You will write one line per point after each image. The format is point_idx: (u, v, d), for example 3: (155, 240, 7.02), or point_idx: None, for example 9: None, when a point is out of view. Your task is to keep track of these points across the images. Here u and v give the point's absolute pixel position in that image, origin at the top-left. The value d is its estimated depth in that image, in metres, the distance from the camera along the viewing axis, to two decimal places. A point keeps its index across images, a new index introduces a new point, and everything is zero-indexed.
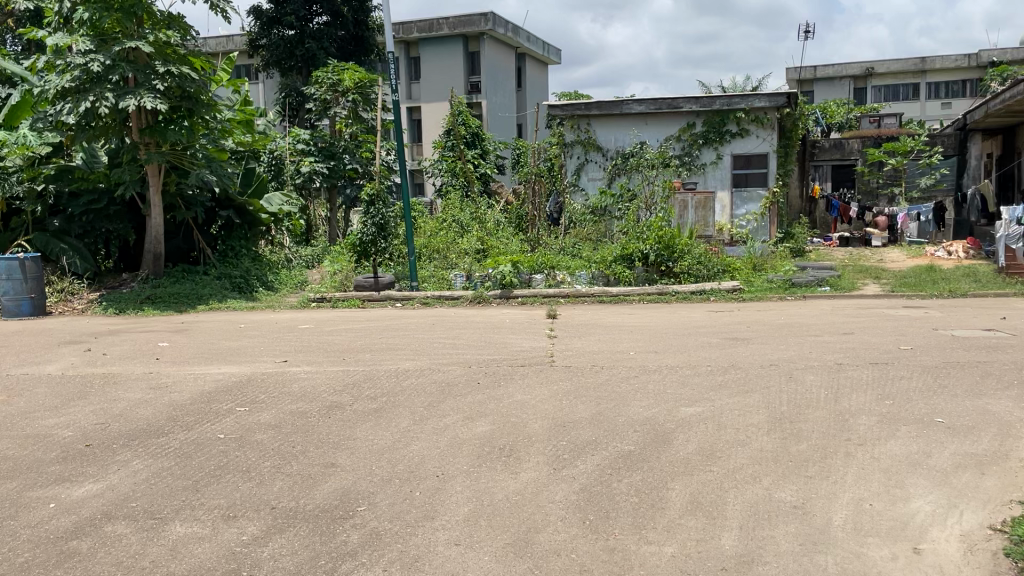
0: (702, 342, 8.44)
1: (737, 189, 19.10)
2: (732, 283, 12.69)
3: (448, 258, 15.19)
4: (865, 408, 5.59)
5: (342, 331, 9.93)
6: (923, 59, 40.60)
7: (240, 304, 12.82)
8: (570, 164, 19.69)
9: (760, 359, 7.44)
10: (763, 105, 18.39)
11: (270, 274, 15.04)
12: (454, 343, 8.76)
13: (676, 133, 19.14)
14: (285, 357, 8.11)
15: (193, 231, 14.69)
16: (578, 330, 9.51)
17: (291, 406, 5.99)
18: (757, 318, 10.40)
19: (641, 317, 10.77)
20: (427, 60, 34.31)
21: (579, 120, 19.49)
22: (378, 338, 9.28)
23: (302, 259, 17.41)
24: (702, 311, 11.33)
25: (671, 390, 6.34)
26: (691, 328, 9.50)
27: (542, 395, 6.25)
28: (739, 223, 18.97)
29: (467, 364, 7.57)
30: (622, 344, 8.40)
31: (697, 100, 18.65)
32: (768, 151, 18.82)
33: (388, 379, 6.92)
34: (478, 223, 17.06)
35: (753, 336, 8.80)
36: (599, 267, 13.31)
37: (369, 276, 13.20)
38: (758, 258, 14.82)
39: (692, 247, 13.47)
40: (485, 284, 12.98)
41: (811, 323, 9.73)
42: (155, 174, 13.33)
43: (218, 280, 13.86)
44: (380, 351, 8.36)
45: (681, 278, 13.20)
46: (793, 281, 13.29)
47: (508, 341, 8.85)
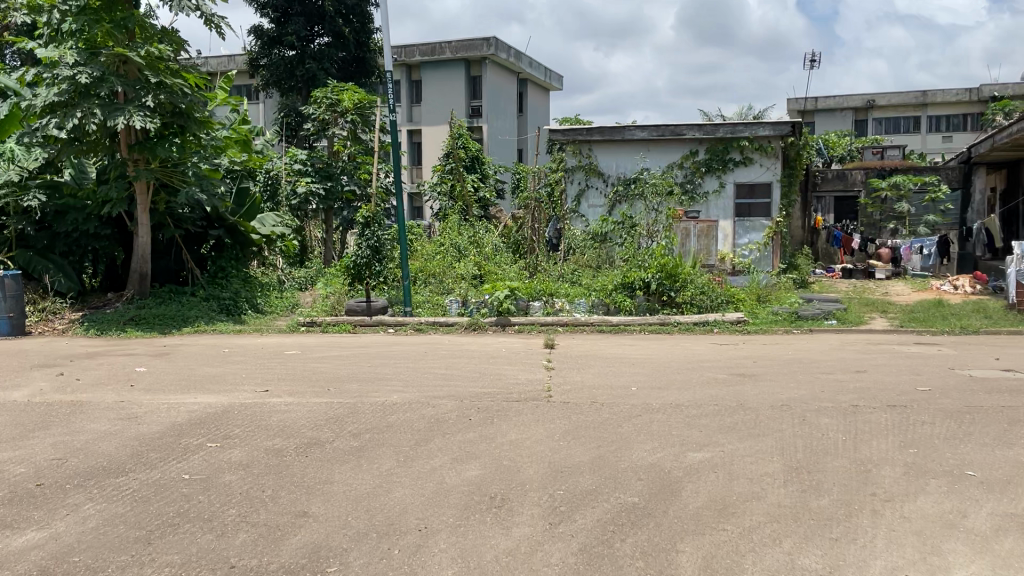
0: (707, 378, 8.01)
1: (740, 218, 18.75)
2: (736, 314, 12.26)
3: (444, 283, 14.79)
4: (888, 458, 5.16)
5: (330, 358, 9.50)
6: (924, 92, 40.51)
7: (228, 327, 12.40)
8: (571, 189, 19.36)
9: (770, 398, 7.00)
10: (767, 133, 18.11)
11: (260, 295, 14.60)
12: (446, 374, 8.33)
13: (678, 160, 18.84)
14: (266, 386, 7.66)
15: (182, 250, 14.31)
16: (576, 362, 9.09)
17: (267, 443, 5.55)
18: (764, 352, 9.98)
19: (643, 349, 10.34)
20: (428, 83, 34.17)
21: (581, 145, 19.18)
22: (367, 366, 8.85)
23: (295, 281, 17.01)
24: (706, 344, 10.90)
25: (676, 431, 5.91)
26: (695, 362, 9.07)
27: (538, 434, 5.82)
28: (741, 253, 18.60)
29: (459, 397, 7.13)
30: (623, 378, 7.97)
31: (700, 127, 18.33)
32: (771, 180, 18.51)
33: (374, 413, 6.48)
34: (475, 247, 16.69)
35: (760, 373, 8.37)
36: (599, 296, 12.87)
37: (361, 301, 12.75)
38: (762, 289, 14.42)
39: (695, 277, 13.07)
40: (481, 311, 12.58)
41: (821, 359, 9.30)
42: (143, 192, 12.97)
43: (206, 302, 13.41)
44: (367, 381, 7.92)
45: (684, 308, 12.79)
46: (799, 313, 12.87)
47: (503, 372, 8.41)
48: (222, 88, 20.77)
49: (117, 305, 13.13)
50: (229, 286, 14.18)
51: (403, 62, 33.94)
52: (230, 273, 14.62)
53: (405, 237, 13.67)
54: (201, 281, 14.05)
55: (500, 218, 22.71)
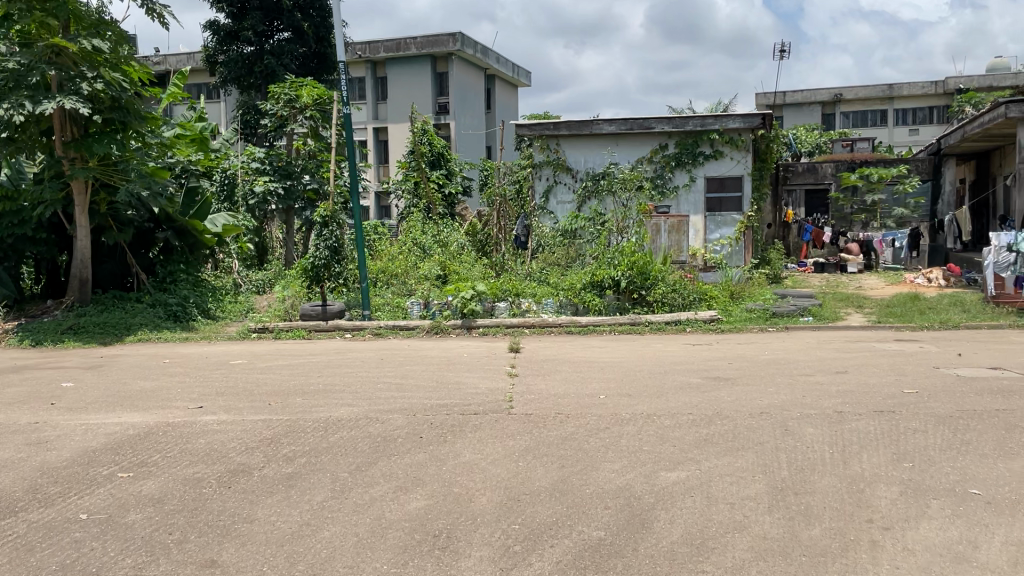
0: (681, 384, 7.46)
1: (711, 213, 18.31)
2: (710, 312, 11.76)
3: (406, 284, 14.14)
4: (882, 476, 4.65)
5: (277, 368, 8.82)
6: (891, 85, 40.44)
7: (176, 335, 11.67)
8: (539, 185, 18.79)
9: (748, 406, 6.48)
10: (737, 126, 17.67)
11: (212, 300, 13.85)
12: (400, 383, 7.69)
13: (648, 154, 18.35)
14: (201, 403, 6.98)
15: (127, 254, 13.45)
16: (541, 367, 8.51)
17: (188, 472, 4.90)
18: (739, 352, 9.47)
19: (612, 351, 9.79)
20: (393, 80, 33.44)
21: (548, 140, 18.64)
22: (315, 376, 8.19)
23: (251, 284, 16.24)
24: (679, 344, 10.37)
25: (648, 446, 5.34)
26: (668, 365, 8.53)
27: (495, 453, 5.23)
28: (712, 248, 18.22)
29: (411, 411, 6.51)
30: (590, 386, 7.39)
31: (669, 120, 17.92)
32: (742, 174, 18.05)
33: (313, 433, 5.84)
34: (440, 247, 16.11)
35: (737, 376, 7.84)
36: (567, 295, 12.31)
37: (316, 304, 12.05)
38: (736, 285, 13.96)
39: (667, 274, 12.55)
40: (444, 313, 11.96)
41: (800, 360, 8.81)
42: (80, 192, 12.17)
43: (151, 308, 12.65)
44: (313, 394, 7.27)
45: (655, 306, 12.26)
46: (774, 310, 12.37)
47: (462, 381, 7.79)
48: (175, 85, 19.97)
49: (55, 314, 12.29)
50: (178, 290, 13.39)
51: (368, 59, 33.17)
52: (179, 277, 13.83)
53: (361, 236, 13.08)
54: (147, 285, 13.25)
55: (466, 215, 22.13)
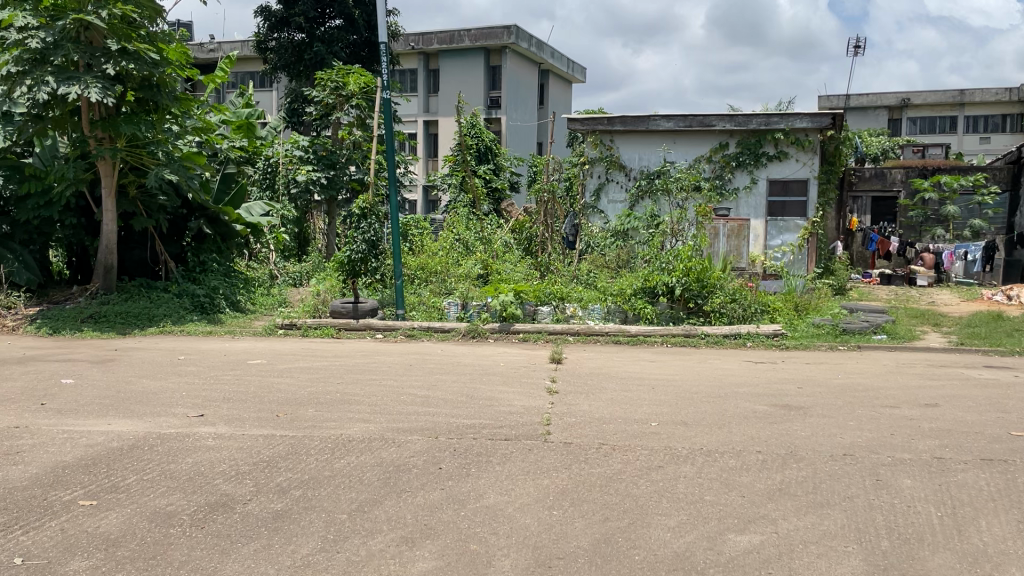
0: (745, 413, 6.51)
1: (773, 218, 17.14)
2: (773, 326, 10.71)
3: (446, 282, 13.33)
4: (1013, 556, 3.67)
5: (297, 371, 8.07)
6: (962, 91, 38.41)
7: (199, 328, 11.06)
8: (590, 183, 17.87)
9: (827, 445, 5.52)
10: (804, 126, 16.48)
11: (243, 293, 13.24)
12: (427, 397, 6.86)
13: (707, 153, 17.27)
14: (202, 410, 6.24)
15: (156, 242, 12.88)
16: (586, 383, 7.62)
17: (160, 506, 4.12)
18: (809, 374, 8.44)
19: (665, 367, 8.85)
20: (445, 72, 32.74)
21: (601, 135, 17.68)
22: (336, 383, 7.41)
23: (287, 276, 15.61)
24: (738, 361, 9.37)
25: (710, 496, 4.43)
26: (728, 387, 7.57)
27: (527, 496, 4.37)
28: (773, 255, 17.09)
29: (433, 433, 5.67)
30: (640, 410, 6.48)
31: (731, 118, 16.79)
32: (808, 177, 16.87)
33: (319, 456, 5.04)
34: (484, 244, 15.35)
35: (810, 405, 6.86)
36: (616, 301, 11.38)
37: (347, 301, 11.29)
38: (801, 297, 12.84)
39: (726, 281, 11.53)
40: (482, 316, 11.11)
41: (880, 387, 7.76)
42: (108, 174, 11.68)
43: (177, 299, 12.05)
44: (327, 405, 6.48)
45: (711, 317, 11.24)
46: (845, 327, 11.23)
47: (495, 396, 6.94)
48: (221, 69, 19.57)
49: (78, 301, 11.76)
50: (207, 281, 12.77)
51: (421, 50, 32.49)
52: (210, 267, 13.19)
53: (395, 229, 12.40)
54: (175, 275, 12.63)
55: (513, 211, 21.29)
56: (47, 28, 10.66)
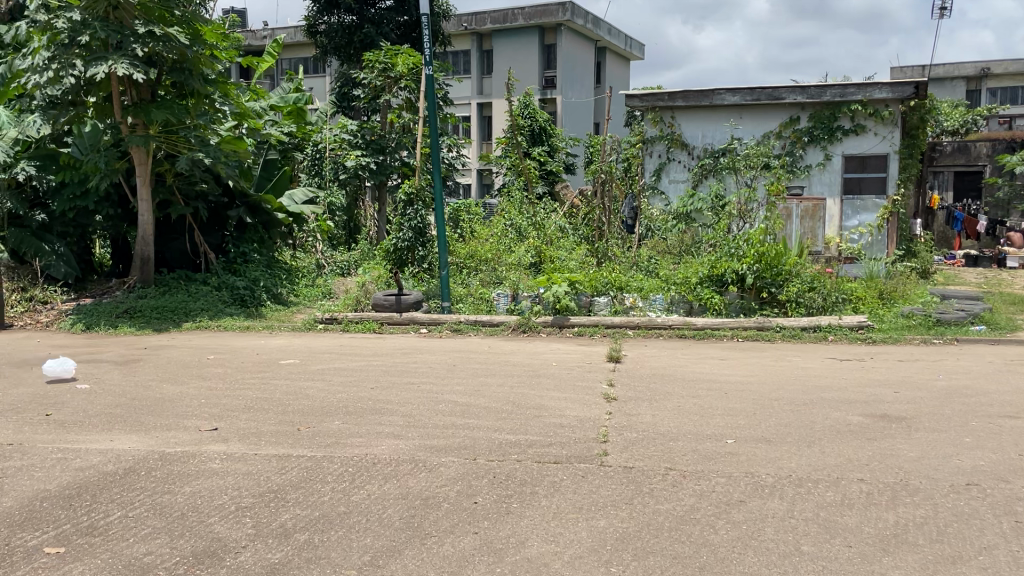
0: (837, 426, 5.58)
1: (849, 196, 15.85)
2: (858, 318, 9.64)
3: (496, 271, 12.53)
4: None
5: (331, 372, 7.40)
6: None
7: (237, 322, 10.51)
8: (650, 163, 16.87)
9: (944, 472, 4.57)
10: (884, 96, 15.13)
11: (286, 284, 12.66)
12: (468, 405, 6.10)
13: (776, 128, 16.06)
14: (217, 423, 5.59)
15: (196, 232, 12.39)
16: (649, 388, 6.77)
17: (136, 556, 3.44)
18: (905, 376, 7.39)
19: (737, 366, 7.92)
20: (499, 52, 31.87)
21: (662, 112, 16.67)
22: (369, 388, 6.70)
23: (335, 265, 15.08)
24: (820, 359, 8.37)
25: (808, 547, 3.56)
26: (812, 392, 6.63)
27: (579, 545, 3.56)
28: (848, 237, 15.84)
29: (472, 454, 4.90)
30: (713, 422, 5.61)
31: (802, 90, 15.55)
32: (888, 152, 15.54)
33: (336, 484, 4.30)
34: (538, 229, 14.49)
35: (913, 415, 5.88)
36: (680, 290, 10.45)
37: (390, 294, 10.58)
38: (885, 284, 11.67)
39: (802, 267, 10.49)
40: (534, 308, 10.28)
41: (993, 391, 6.69)
42: (142, 162, 11.21)
43: (216, 292, 11.54)
44: (357, 417, 5.78)
45: (787, 308, 10.21)
46: (939, 317, 10.06)
47: (546, 405, 6.13)
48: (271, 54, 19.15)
49: (116, 295, 11.34)
50: (248, 272, 12.22)
51: (473, 31, 31.63)
52: (252, 258, 12.64)
53: (440, 216, 11.66)
54: (215, 267, 12.11)
55: (568, 194, 20.35)
56: (75, 9, 10.24)
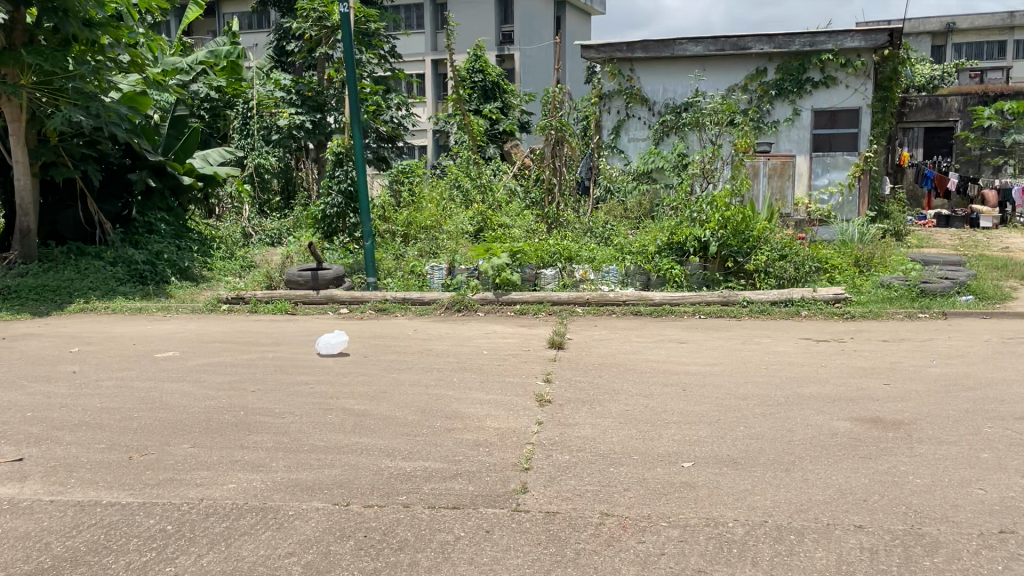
0: (820, 438, 4.44)
1: (818, 153, 14.72)
2: (834, 290, 8.55)
3: (437, 239, 11.24)
4: None
5: (213, 369, 6.10)
6: (1014, 13, 32.55)
7: (131, 304, 9.10)
8: (607, 120, 15.60)
9: (965, 511, 3.46)
10: (857, 45, 14.00)
11: (198, 256, 11.27)
12: (364, 416, 4.86)
13: (742, 81, 14.83)
14: (26, 450, 4.29)
15: (88, 199, 10.86)
16: (593, 385, 5.60)
17: None
18: (893, 362, 6.28)
19: (697, 351, 6.76)
20: (453, 6, 30.12)
21: (620, 65, 15.35)
22: (249, 392, 5.43)
23: (264, 235, 13.61)
24: (794, 341, 7.24)
25: None
26: (787, 388, 5.49)
27: None
28: (818, 197, 14.78)
29: (346, 494, 3.67)
30: (667, 437, 4.45)
31: (770, 39, 14.31)
32: (860, 106, 14.43)
33: (135, 558, 3.08)
34: (483, 192, 13.22)
35: (912, 419, 4.76)
36: (636, 261, 9.28)
37: (306, 269, 9.27)
38: (861, 249, 10.57)
39: (773, 234, 9.33)
40: (472, 283, 9.04)
41: (998, 382, 5.60)
42: (15, 118, 9.65)
43: (110, 268, 10.10)
44: (216, 436, 4.53)
45: (755, 279, 9.09)
46: (923, 288, 8.97)
47: (462, 413, 4.94)
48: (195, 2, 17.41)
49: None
50: (150, 243, 10.80)
51: None
52: (157, 228, 11.22)
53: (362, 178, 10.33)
54: (113, 238, 10.63)
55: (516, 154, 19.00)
56: None
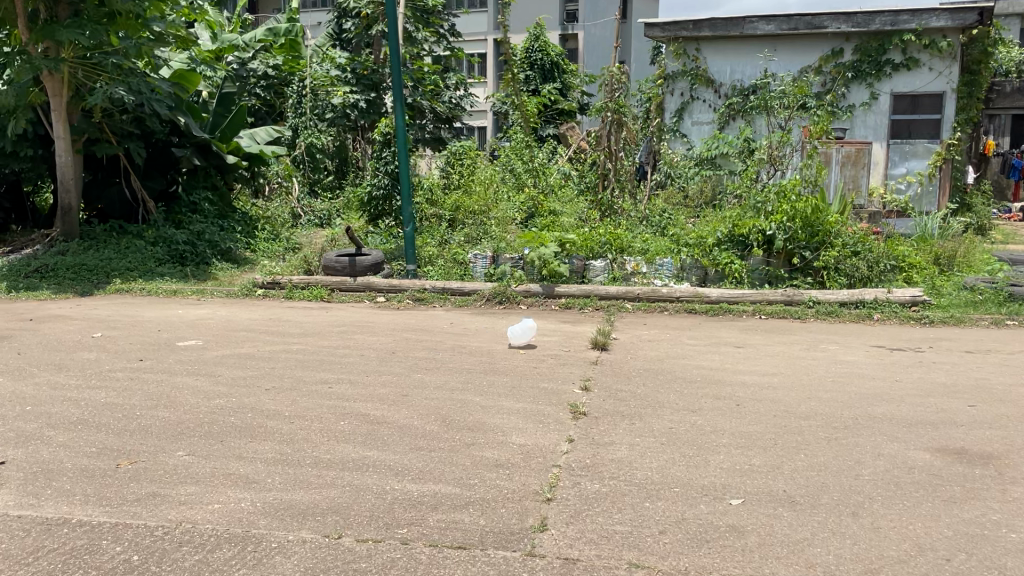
0: (894, 473, 3.82)
1: (896, 140, 13.75)
2: (911, 291, 7.79)
3: (484, 225, 10.75)
4: None
5: (231, 362, 5.75)
6: None
7: (167, 286, 8.87)
8: (670, 102, 14.87)
9: None
10: (942, 25, 12.93)
11: (240, 236, 11.03)
12: (379, 424, 4.42)
13: (815, 62, 13.90)
14: (11, 452, 3.97)
15: (132, 177, 10.71)
16: (635, 395, 5.06)
17: None
18: (979, 379, 5.55)
19: (755, 358, 6.13)
20: None
21: (685, 44, 14.58)
22: (262, 390, 5.05)
23: (312, 215, 13.33)
24: (864, 348, 6.54)
25: None
26: (856, 407, 4.85)
27: None
28: (894, 187, 13.81)
29: (340, 524, 3.23)
30: (715, 464, 3.89)
31: (847, 17, 13.34)
32: (943, 91, 13.42)
33: None
34: (534, 177, 12.67)
35: (1003, 453, 4.09)
36: (693, 254, 8.65)
37: (344, 255, 8.92)
38: (942, 245, 9.68)
39: (845, 227, 8.59)
40: (516, 273, 8.56)
41: None
42: (57, 93, 9.49)
43: (149, 248, 9.95)
44: (215, 442, 4.14)
45: (823, 278, 8.35)
46: (1012, 292, 8.08)
47: (486, 424, 4.46)
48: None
49: (35, 250, 9.82)
50: (192, 223, 10.61)
51: None
52: (200, 208, 11.02)
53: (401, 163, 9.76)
54: (155, 217, 10.47)
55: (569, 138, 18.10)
56: None
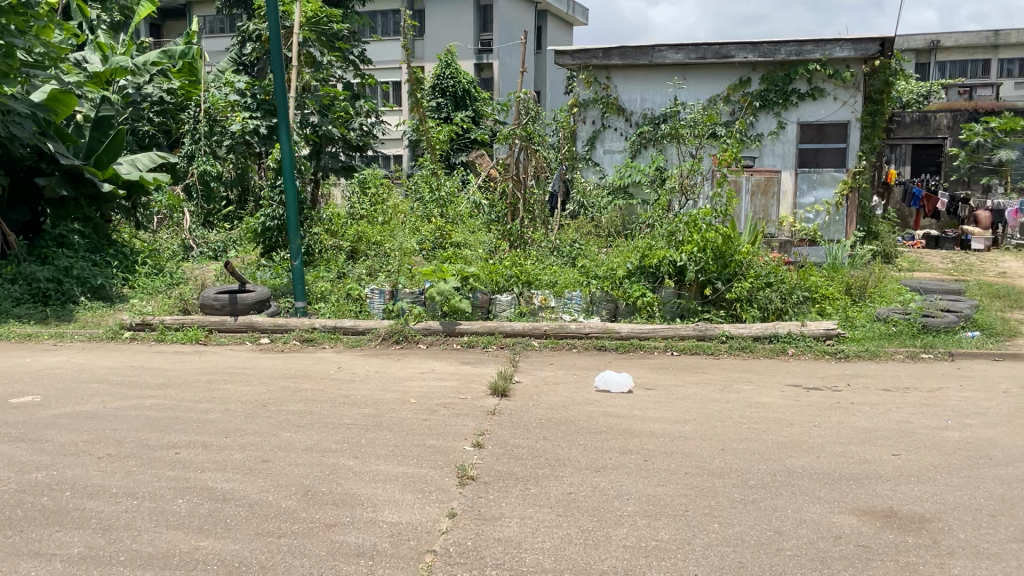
0: (818, 546, 3.34)
1: (804, 169, 13.73)
2: (825, 324, 7.49)
3: (385, 257, 10.07)
4: None
5: (67, 422, 4.92)
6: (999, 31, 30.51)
7: (22, 328, 7.90)
8: (583, 130, 14.56)
9: None
10: (846, 55, 13.00)
11: (115, 269, 10.08)
12: (226, 502, 3.71)
13: (724, 91, 13.84)
14: None
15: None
16: (532, 453, 4.48)
17: None
18: (901, 423, 5.18)
19: (666, 402, 5.64)
20: (432, 13, 28.90)
21: (596, 72, 14.32)
22: (93, 459, 4.26)
23: (205, 247, 12.45)
24: (781, 388, 6.14)
25: None
26: (773, 460, 4.38)
27: None
28: (803, 216, 13.76)
29: None
30: (616, 542, 3.33)
31: (754, 46, 13.32)
32: (848, 120, 13.45)
33: None
34: (441, 206, 12.06)
35: (935, 514, 3.67)
36: (602, 286, 8.18)
37: (224, 292, 8.11)
38: (853, 275, 9.51)
39: (757, 257, 8.28)
40: (415, 310, 7.93)
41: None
42: None
43: (5, 286, 8.94)
44: (11, 534, 3.36)
45: (737, 310, 7.99)
46: (925, 323, 7.91)
47: (356, 497, 3.80)
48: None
49: None
50: (59, 258, 9.64)
51: None
52: (69, 241, 10.04)
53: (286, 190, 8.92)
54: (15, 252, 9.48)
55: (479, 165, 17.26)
56: None
